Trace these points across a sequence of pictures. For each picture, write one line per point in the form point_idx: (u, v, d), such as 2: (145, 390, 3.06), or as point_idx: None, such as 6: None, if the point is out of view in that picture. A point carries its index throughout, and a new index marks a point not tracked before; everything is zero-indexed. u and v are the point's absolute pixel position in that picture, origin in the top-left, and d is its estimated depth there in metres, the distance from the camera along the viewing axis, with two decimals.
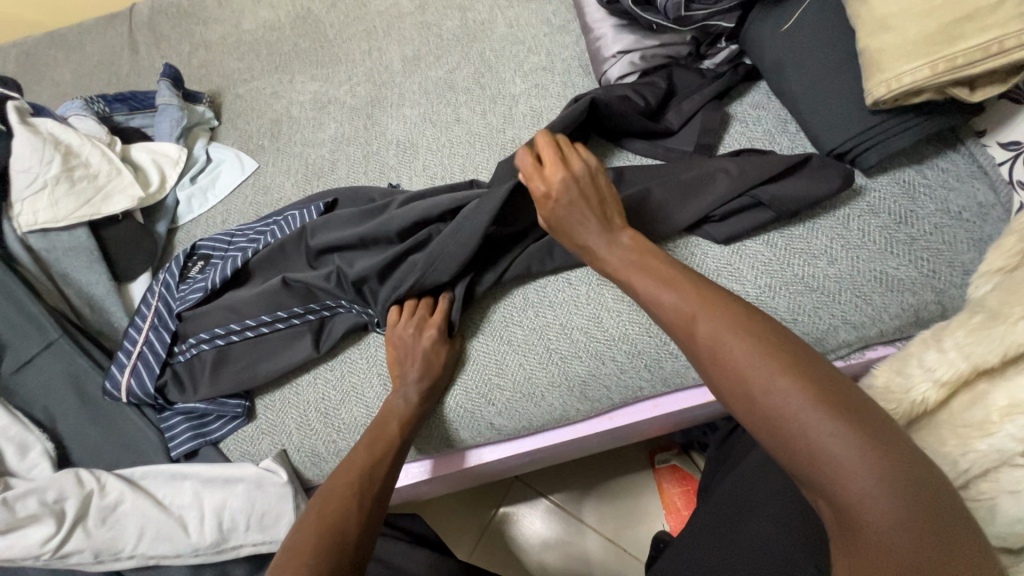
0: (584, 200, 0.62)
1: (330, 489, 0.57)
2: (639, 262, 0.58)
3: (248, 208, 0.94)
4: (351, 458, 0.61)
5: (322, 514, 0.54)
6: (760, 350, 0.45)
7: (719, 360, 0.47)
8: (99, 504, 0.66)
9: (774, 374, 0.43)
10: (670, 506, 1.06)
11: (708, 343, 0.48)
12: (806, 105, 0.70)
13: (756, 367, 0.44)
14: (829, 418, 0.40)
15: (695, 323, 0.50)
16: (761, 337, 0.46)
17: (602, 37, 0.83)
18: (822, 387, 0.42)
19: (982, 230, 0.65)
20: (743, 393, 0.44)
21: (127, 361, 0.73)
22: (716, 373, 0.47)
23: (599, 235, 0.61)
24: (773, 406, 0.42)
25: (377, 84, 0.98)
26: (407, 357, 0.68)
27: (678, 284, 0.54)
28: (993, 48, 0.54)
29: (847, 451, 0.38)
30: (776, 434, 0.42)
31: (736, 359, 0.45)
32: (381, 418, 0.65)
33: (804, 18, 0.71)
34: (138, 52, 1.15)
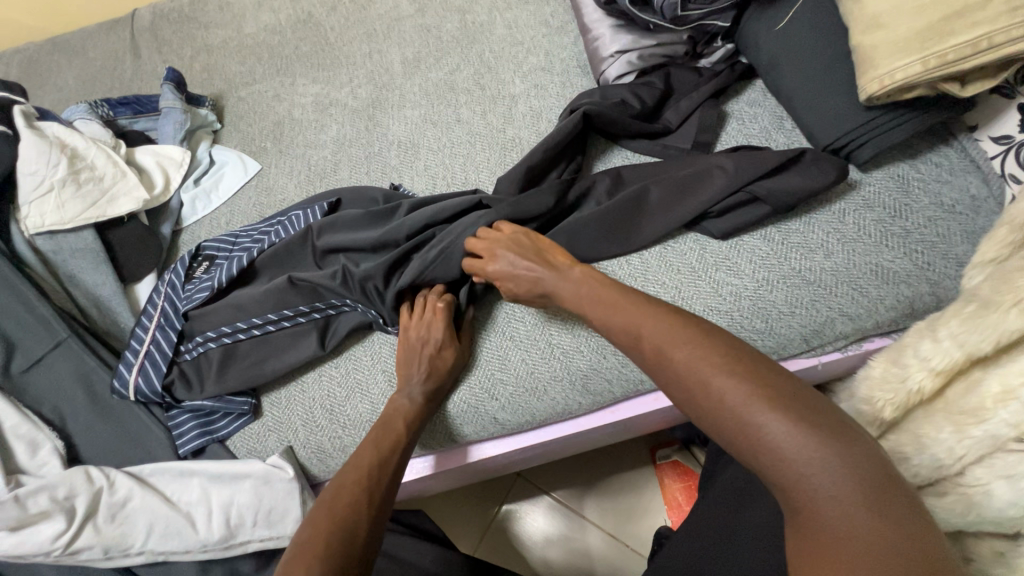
0: (516, 252, 0.67)
1: (340, 486, 0.58)
2: (584, 293, 0.61)
3: (251, 209, 0.95)
4: (359, 455, 0.62)
5: (331, 511, 0.55)
6: (700, 352, 0.47)
7: (666, 371, 0.49)
8: (108, 501, 0.66)
9: (716, 377, 0.45)
10: (672, 502, 1.06)
11: (655, 356, 0.50)
12: (801, 101, 0.71)
13: (698, 372, 0.46)
14: (768, 410, 0.42)
15: (641, 340, 0.53)
16: (699, 340, 0.48)
17: (599, 37, 0.84)
18: (756, 378, 0.44)
19: (976, 223, 0.66)
20: (690, 398, 0.46)
21: (135, 360, 0.74)
22: (664, 379, 0.49)
23: (547, 276, 0.65)
24: (714, 406, 0.44)
25: (378, 85, 1.00)
26: (414, 358, 0.69)
27: (620, 301, 0.57)
28: (984, 44, 0.55)
29: (787, 438, 0.40)
30: (723, 431, 0.44)
31: (680, 366, 0.48)
32: (387, 415, 0.66)
33: (798, 16, 0.72)
34: (141, 57, 1.16)
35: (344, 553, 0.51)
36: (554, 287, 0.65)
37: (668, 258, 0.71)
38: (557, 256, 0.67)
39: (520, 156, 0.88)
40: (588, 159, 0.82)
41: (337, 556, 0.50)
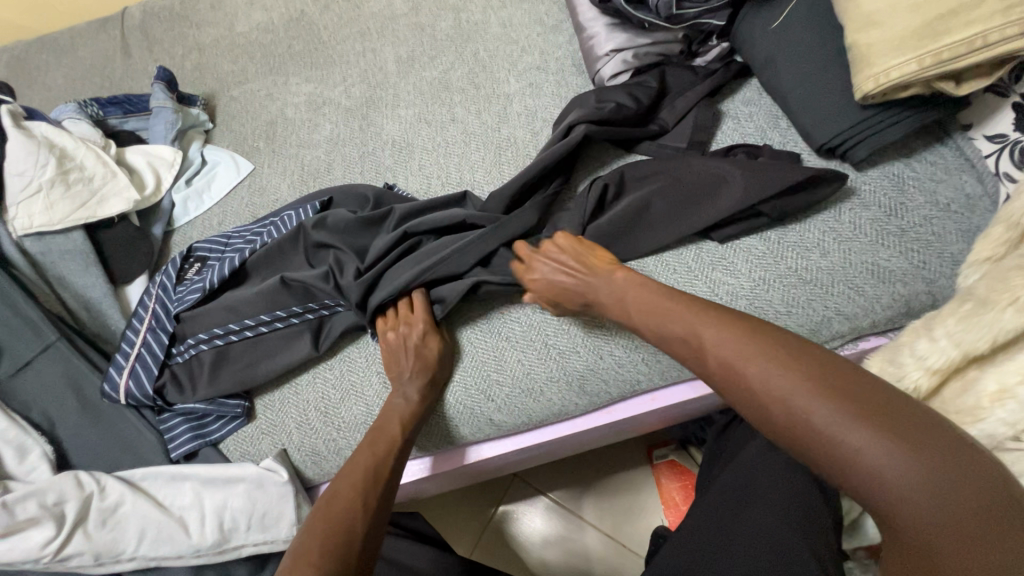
0: (558, 262, 0.67)
1: (336, 491, 0.58)
2: (633, 301, 0.62)
3: (244, 210, 0.94)
4: (355, 459, 0.62)
5: (327, 518, 0.54)
6: (773, 364, 0.46)
7: (739, 389, 0.48)
8: (100, 506, 0.66)
9: (800, 396, 0.44)
10: (669, 501, 1.06)
11: (727, 373, 0.50)
12: (797, 101, 0.71)
13: (772, 384, 0.45)
14: (857, 423, 0.40)
15: (706, 353, 0.52)
16: (772, 352, 0.47)
17: (594, 36, 0.84)
18: (837, 391, 0.43)
19: (970, 222, 0.66)
20: (771, 418, 0.46)
21: (125, 363, 0.73)
22: (735, 394, 0.49)
23: (592, 284, 0.65)
24: (801, 426, 0.43)
25: (372, 84, 0.99)
26: (401, 356, 0.69)
27: (680, 313, 0.57)
28: (978, 42, 0.55)
29: (885, 459, 0.39)
30: (811, 453, 0.43)
31: (754, 380, 0.47)
32: (382, 418, 0.66)
33: (793, 15, 0.72)
34: (131, 56, 1.15)
35: (338, 555, 0.51)
36: (602, 295, 0.65)
37: (664, 259, 0.71)
38: (600, 261, 0.67)
39: (514, 155, 0.88)
40: (582, 163, 0.81)
41: (334, 559, 0.50)
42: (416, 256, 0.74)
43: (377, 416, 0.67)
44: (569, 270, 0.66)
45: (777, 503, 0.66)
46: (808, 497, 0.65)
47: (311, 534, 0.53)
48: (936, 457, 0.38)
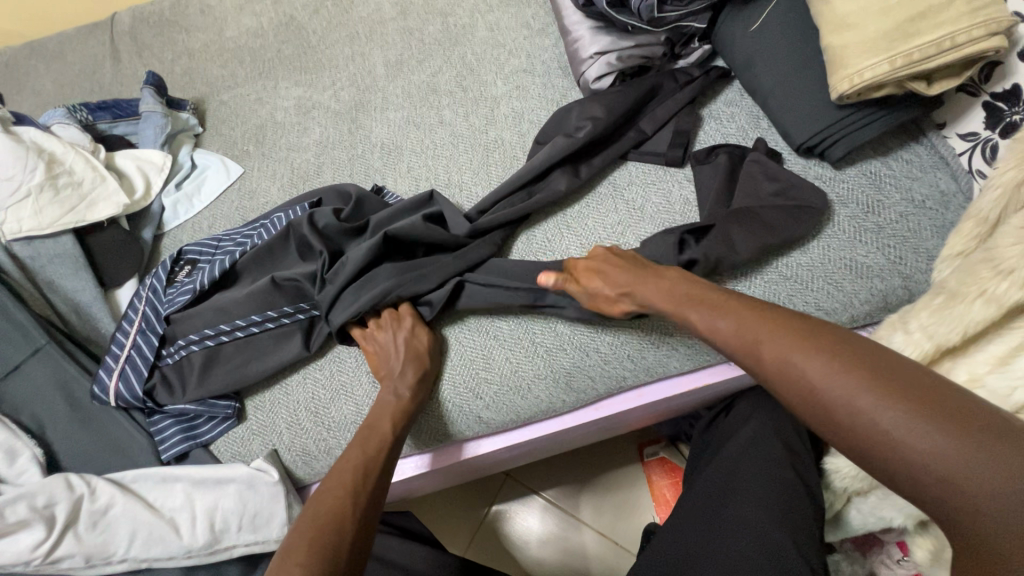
0: (606, 267, 0.66)
1: (325, 490, 0.58)
2: (680, 298, 0.60)
3: (234, 213, 0.94)
4: (346, 457, 0.62)
5: (317, 516, 0.55)
6: (833, 363, 0.44)
7: (791, 386, 0.47)
8: (90, 508, 0.66)
9: (859, 395, 0.42)
10: (660, 498, 1.08)
11: (779, 369, 0.48)
12: (776, 101, 0.73)
13: (833, 383, 0.43)
14: (928, 425, 0.38)
15: (757, 348, 0.50)
16: (830, 351, 0.45)
17: (579, 39, 0.84)
18: (906, 392, 0.40)
19: (945, 217, 0.68)
20: (825, 415, 0.44)
21: (115, 365, 0.73)
22: (791, 392, 0.47)
23: (640, 278, 0.64)
24: (859, 426, 0.41)
25: (361, 88, 1.00)
26: (389, 356, 0.69)
27: (732, 310, 0.54)
28: (947, 43, 0.57)
29: (960, 460, 0.37)
30: (870, 453, 0.41)
31: (814, 379, 0.45)
32: (373, 416, 0.66)
33: (772, 17, 0.73)
34: (120, 61, 1.15)
35: (325, 551, 0.52)
36: (648, 290, 0.62)
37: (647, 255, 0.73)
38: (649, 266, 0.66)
39: (502, 157, 0.89)
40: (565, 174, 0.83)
41: (320, 558, 0.51)
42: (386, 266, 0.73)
43: (367, 414, 0.67)
44: (617, 272, 0.65)
45: (762, 497, 0.68)
46: (792, 488, 0.68)
47: (298, 534, 0.54)
48: (1015, 461, 0.35)
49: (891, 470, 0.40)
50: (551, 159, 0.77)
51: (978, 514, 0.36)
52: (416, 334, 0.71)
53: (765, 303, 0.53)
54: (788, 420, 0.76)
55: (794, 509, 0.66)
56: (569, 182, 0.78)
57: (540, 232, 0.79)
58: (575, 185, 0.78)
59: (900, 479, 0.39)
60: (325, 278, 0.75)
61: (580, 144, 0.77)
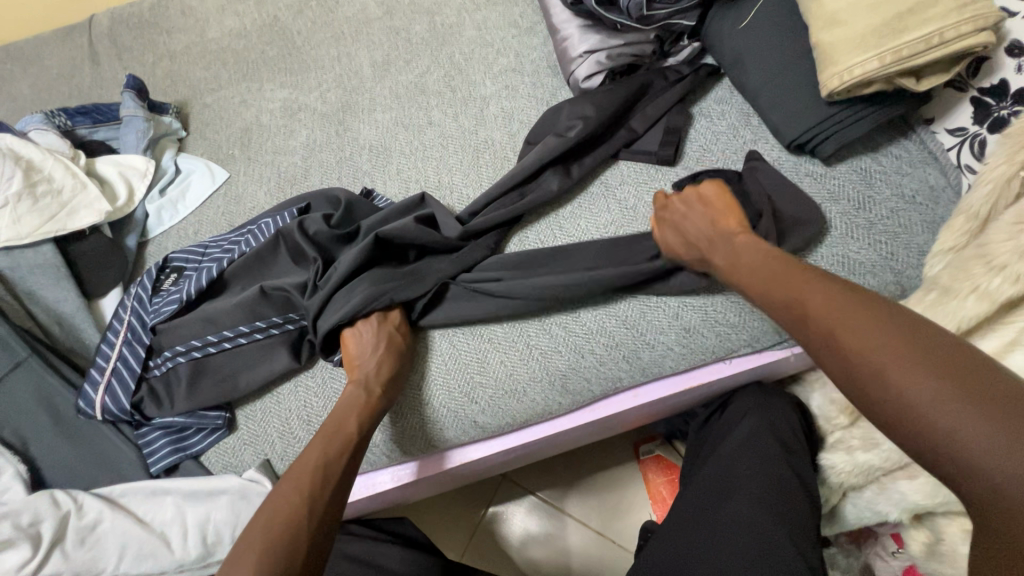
0: (688, 221, 0.68)
1: (280, 493, 0.57)
2: (746, 263, 0.60)
3: (220, 218, 0.93)
4: (306, 456, 0.61)
5: (274, 519, 0.54)
6: (886, 336, 0.44)
7: (828, 346, 0.47)
8: (77, 525, 0.64)
9: (897, 364, 0.42)
10: (658, 496, 1.08)
11: (824, 334, 0.47)
12: (766, 99, 0.72)
13: (876, 354, 0.43)
14: (967, 408, 0.38)
15: (807, 315, 0.50)
16: (886, 325, 0.44)
17: (568, 37, 0.83)
18: (954, 375, 0.40)
19: (934, 213, 0.68)
20: (859, 383, 0.44)
21: (101, 379, 0.71)
22: (831, 360, 0.46)
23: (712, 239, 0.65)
24: (892, 393, 0.41)
25: (348, 89, 0.98)
26: (364, 354, 0.68)
27: (790, 277, 0.54)
28: (936, 40, 0.57)
29: (991, 446, 0.36)
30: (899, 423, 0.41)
31: (857, 347, 0.44)
32: (338, 412, 0.65)
33: (760, 15, 0.73)
34: (100, 64, 1.13)
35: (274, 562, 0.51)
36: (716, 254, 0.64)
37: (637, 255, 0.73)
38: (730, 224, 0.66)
39: (492, 157, 0.88)
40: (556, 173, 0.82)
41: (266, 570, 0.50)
42: (374, 270, 0.73)
43: (332, 410, 0.65)
44: (705, 224, 0.66)
45: (758, 496, 0.68)
46: (789, 485, 0.68)
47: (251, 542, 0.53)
48: None
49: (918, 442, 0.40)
50: (541, 162, 0.77)
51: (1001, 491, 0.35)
52: (394, 338, 0.70)
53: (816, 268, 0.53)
54: (781, 415, 0.76)
55: (789, 508, 0.66)
56: (560, 183, 0.77)
57: (533, 233, 0.78)
58: (567, 186, 0.78)
59: (926, 452, 0.39)
60: (317, 284, 0.73)
61: (571, 146, 0.77)
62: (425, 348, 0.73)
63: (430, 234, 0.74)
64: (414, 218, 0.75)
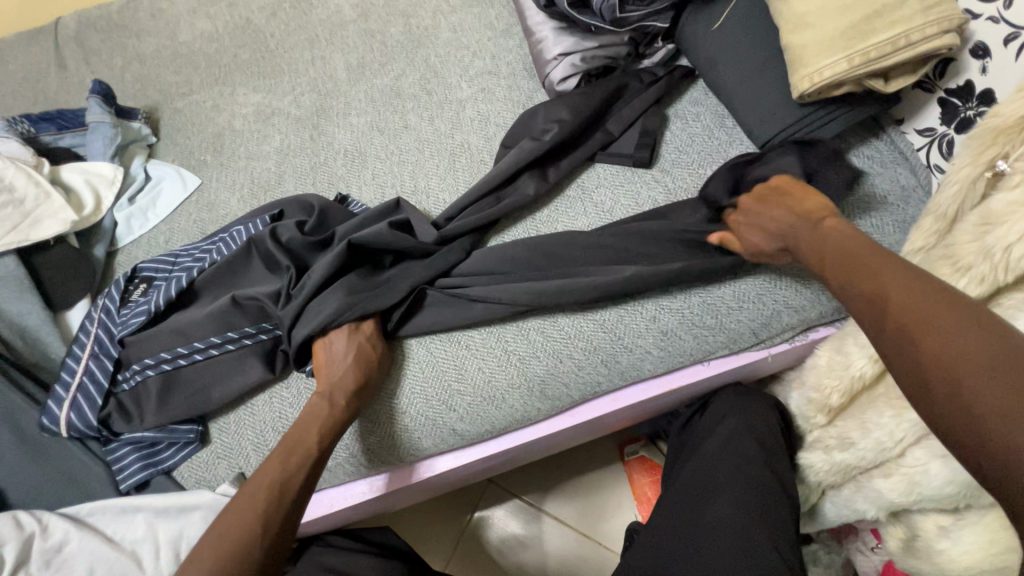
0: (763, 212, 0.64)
1: (236, 507, 0.56)
2: (831, 243, 0.55)
3: (193, 225, 0.91)
4: (265, 467, 0.59)
5: (228, 534, 0.54)
6: (965, 342, 0.40)
7: (904, 336, 0.43)
8: (42, 547, 0.62)
9: (971, 367, 0.39)
10: (642, 496, 1.08)
11: (901, 326, 0.44)
12: (740, 100, 0.73)
13: (953, 356, 0.40)
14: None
15: (885, 304, 0.46)
16: (968, 329, 0.41)
17: (542, 40, 0.83)
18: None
19: (905, 213, 0.69)
20: (926, 384, 0.41)
21: (65, 395, 0.69)
22: (898, 353, 0.43)
23: (794, 224, 0.60)
24: (963, 395, 0.38)
25: (322, 93, 0.97)
26: (336, 372, 0.66)
27: (868, 265, 0.50)
28: (902, 42, 0.58)
29: None
30: (956, 429, 0.38)
31: (930, 346, 0.41)
32: (302, 422, 0.63)
33: (732, 17, 0.73)
34: (66, 68, 1.09)
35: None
36: (800, 239, 0.59)
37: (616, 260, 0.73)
38: (811, 207, 0.60)
39: (470, 161, 0.87)
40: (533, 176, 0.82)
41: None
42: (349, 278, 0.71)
43: (296, 420, 0.64)
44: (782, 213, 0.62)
45: (738, 498, 0.68)
46: (768, 485, 0.69)
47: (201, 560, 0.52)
48: None
49: (967, 452, 0.38)
50: (517, 166, 0.76)
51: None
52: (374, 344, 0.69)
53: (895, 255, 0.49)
54: (759, 415, 0.77)
55: (769, 510, 0.66)
56: (537, 186, 0.77)
57: (510, 236, 0.78)
58: (543, 190, 0.77)
59: (986, 467, 0.36)
60: (291, 293, 0.72)
61: (547, 150, 0.77)
62: (403, 356, 0.72)
63: (405, 240, 0.73)
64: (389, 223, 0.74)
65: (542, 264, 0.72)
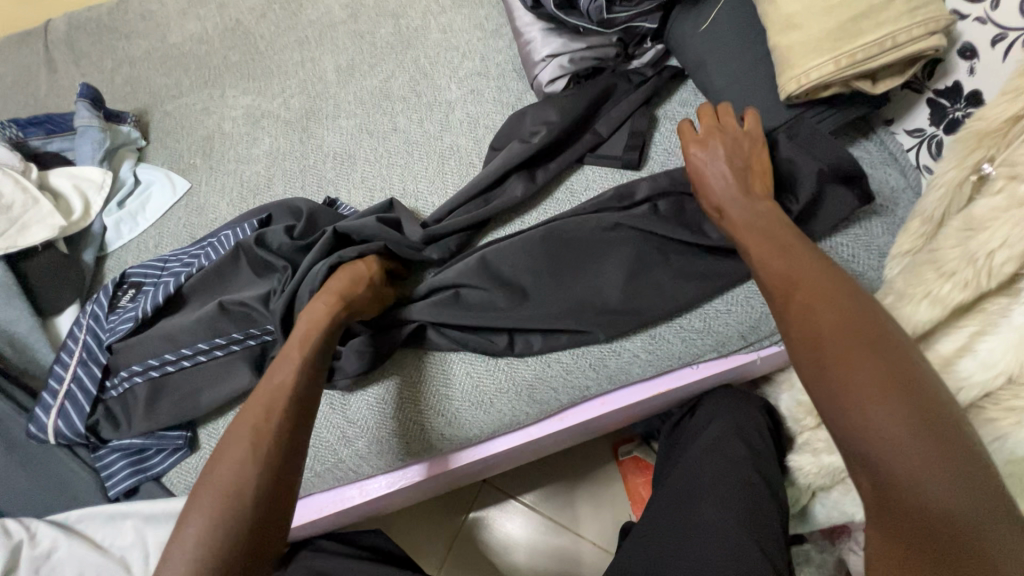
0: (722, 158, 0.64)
1: (251, 409, 0.55)
2: (761, 226, 0.59)
3: (182, 230, 0.90)
4: (285, 363, 0.59)
5: (246, 428, 0.54)
6: (846, 319, 0.46)
7: (806, 341, 0.47)
8: (31, 554, 0.62)
9: (846, 340, 0.45)
10: (636, 497, 1.08)
11: (802, 305, 0.49)
12: (728, 101, 0.72)
13: (831, 328, 0.46)
14: (880, 389, 0.41)
15: (795, 288, 0.51)
16: (850, 310, 0.47)
17: (531, 41, 0.82)
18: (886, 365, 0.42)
19: (895, 214, 0.68)
20: (811, 350, 0.46)
21: (53, 402, 0.69)
22: (796, 325, 0.49)
23: (735, 193, 0.62)
24: (836, 362, 0.44)
25: (312, 95, 0.96)
26: (336, 283, 0.66)
27: (790, 251, 0.54)
28: (888, 43, 0.57)
29: (887, 420, 0.40)
30: (823, 388, 0.44)
31: (822, 323, 0.47)
32: (308, 323, 0.62)
33: (720, 18, 0.73)
34: (56, 71, 1.09)
35: (230, 498, 0.49)
36: (734, 214, 0.61)
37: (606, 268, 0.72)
38: (758, 186, 0.63)
39: (459, 163, 0.87)
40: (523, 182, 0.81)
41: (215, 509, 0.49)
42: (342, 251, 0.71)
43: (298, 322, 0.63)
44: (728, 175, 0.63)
45: (724, 501, 0.68)
46: (756, 488, 0.69)
47: (207, 483, 0.51)
48: (930, 437, 0.39)
49: (827, 403, 0.44)
50: (505, 170, 0.76)
51: (877, 459, 0.40)
52: (370, 266, 0.69)
53: (815, 248, 0.54)
54: (750, 418, 0.76)
55: (757, 514, 0.66)
56: (525, 188, 0.77)
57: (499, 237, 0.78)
58: (531, 191, 0.77)
59: (835, 415, 0.43)
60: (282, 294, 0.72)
61: (535, 154, 0.77)
62: (393, 360, 0.72)
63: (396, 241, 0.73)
64: (377, 217, 0.74)
65: (535, 267, 0.71)
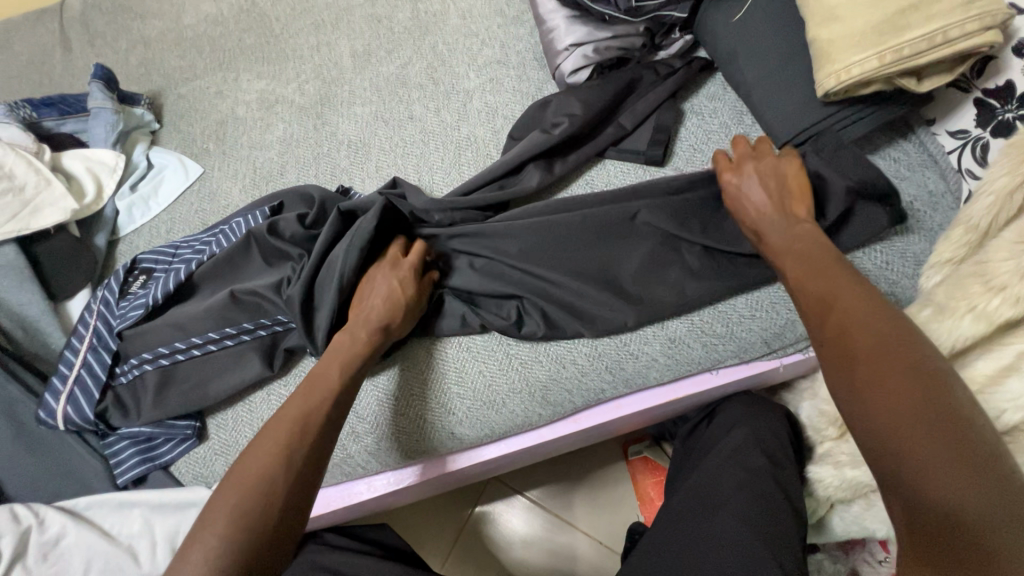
0: (765, 180, 0.64)
1: (290, 404, 0.58)
2: (797, 247, 0.58)
3: (194, 216, 0.89)
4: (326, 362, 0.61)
5: (282, 423, 0.56)
6: (880, 335, 0.46)
7: (836, 349, 0.48)
8: (39, 540, 0.62)
9: (872, 356, 0.45)
10: (645, 497, 1.07)
11: (835, 322, 0.50)
12: (759, 97, 0.69)
13: (865, 343, 0.46)
14: (906, 405, 0.42)
15: (831, 305, 0.51)
16: (884, 328, 0.47)
17: (554, 29, 0.79)
18: (916, 382, 0.42)
19: (933, 220, 0.65)
20: (843, 365, 0.47)
21: (63, 387, 0.68)
22: (830, 341, 0.50)
23: (774, 216, 0.62)
24: (865, 377, 0.45)
25: (327, 81, 0.94)
26: (375, 294, 0.65)
27: (824, 268, 0.55)
28: (938, 38, 0.54)
29: (914, 437, 0.40)
30: (853, 407, 0.45)
31: (850, 342, 0.48)
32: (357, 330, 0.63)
33: (754, 7, 0.69)
34: (70, 50, 1.07)
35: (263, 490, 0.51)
36: (776, 233, 0.60)
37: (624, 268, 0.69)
38: (799, 208, 0.62)
39: (476, 154, 0.84)
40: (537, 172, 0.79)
41: (247, 497, 0.51)
42: (352, 227, 0.69)
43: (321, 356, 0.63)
44: (768, 196, 0.63)
45: (741, 512, 0.66)
46: (773, 499, 0.67)
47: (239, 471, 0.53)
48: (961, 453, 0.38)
49: (859, 422, 0.44)
50: (522, 161, 0.74)
51: (910, 481, 0.40)
52: (404, 285, 0.65)
53: (851, 267, 0.54)
54: (770, 427, 0.74)
55: (775, 527, 0.64)
56: (541, 178, 0.74)
57: None
58: (548, 183, 0.74)
59: (865, 434, 0.44)
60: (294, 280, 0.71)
61: (555, 147, 0.74)
62: (403, 352, 0.71)
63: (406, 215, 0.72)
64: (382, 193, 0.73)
65: (554, 256, 0.68)
